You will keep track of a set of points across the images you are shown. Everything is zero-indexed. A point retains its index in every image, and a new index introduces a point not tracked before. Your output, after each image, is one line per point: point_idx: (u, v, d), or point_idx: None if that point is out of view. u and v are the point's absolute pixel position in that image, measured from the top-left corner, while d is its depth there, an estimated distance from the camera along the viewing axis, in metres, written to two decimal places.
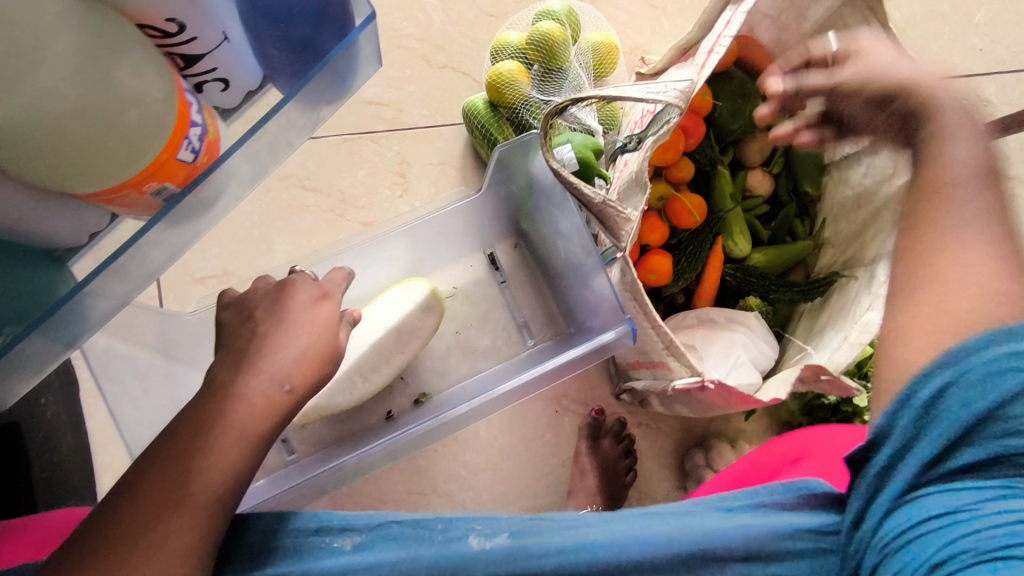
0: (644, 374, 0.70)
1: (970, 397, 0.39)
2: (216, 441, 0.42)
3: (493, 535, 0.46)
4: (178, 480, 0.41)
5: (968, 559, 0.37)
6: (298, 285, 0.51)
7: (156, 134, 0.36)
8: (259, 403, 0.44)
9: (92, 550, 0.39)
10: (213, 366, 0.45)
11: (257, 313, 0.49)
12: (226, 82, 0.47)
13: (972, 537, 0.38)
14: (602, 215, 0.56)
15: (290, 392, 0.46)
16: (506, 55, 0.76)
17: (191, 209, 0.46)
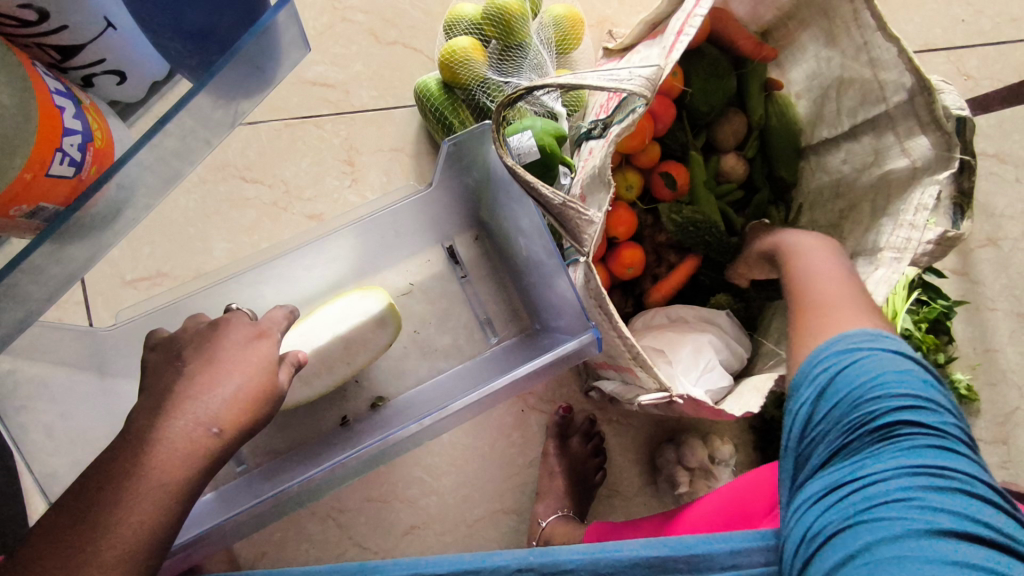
0: (613, 375, 0.67)
1: (820, 394, 0.46)
2: (127, 496, 0.36)
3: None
4: (81, 540, 0.35)
5: (851, 528, 0.40)
6: (232, 322, 0.45)
7: (15, 150, 0.30)
8: (183, 449, 0.38)
9: None
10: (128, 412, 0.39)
11: (184, 353, 0.42)
12: (121, 75, 0.41)
13: (866, 501, 0.41)
14: (562, 218, 0.51)
15: (219, 434, 0.39)
16: (460, 30, 0.70)
17: (87, 225, 0.40)
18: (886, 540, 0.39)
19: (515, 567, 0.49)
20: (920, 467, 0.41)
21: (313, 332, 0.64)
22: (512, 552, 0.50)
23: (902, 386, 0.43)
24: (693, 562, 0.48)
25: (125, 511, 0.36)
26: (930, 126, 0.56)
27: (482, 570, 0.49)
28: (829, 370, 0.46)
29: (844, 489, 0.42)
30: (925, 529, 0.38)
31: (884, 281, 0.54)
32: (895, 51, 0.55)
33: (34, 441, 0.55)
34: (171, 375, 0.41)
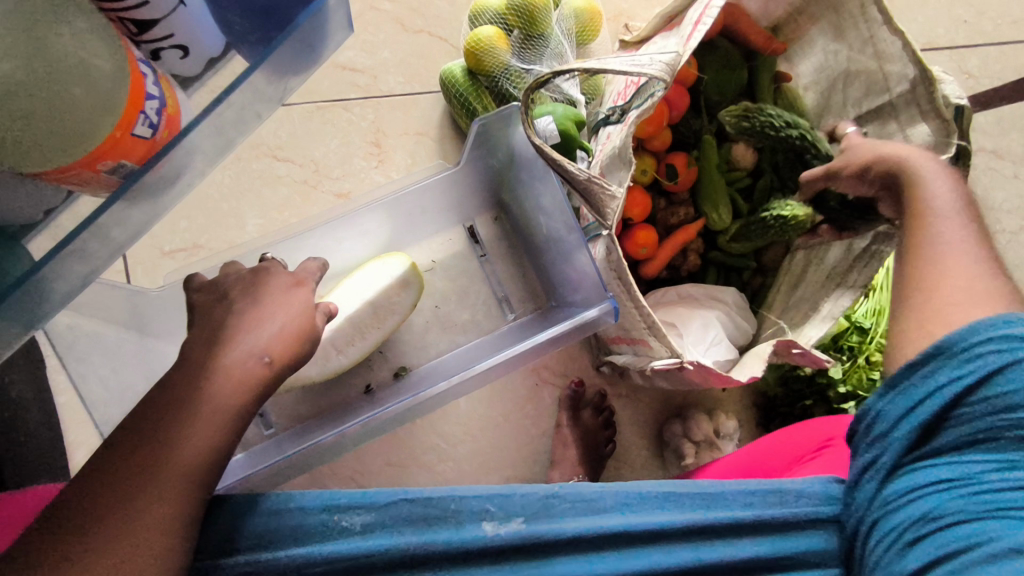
0: (626, 349, 0.70)
1: (992, 380, 0.45)
2: (186, 416, 0.40)
3: (505, 523, 0.52)
4: (149, 455, 0.39)
5: (979, 517, 0.45)
6: (272, 270, 0.48)
7: (108, 111, 0.34)
8: (238, 377, 0.41)
9: (62, 526, 0.37)
10: (186, 347, 0.43)
11: (230, 294, 0.45)
12: (184, 49, 0.43)
13: (998, 498, 0.45)
14: (586, 192, 0.54)
15: (269, 365, 0.43)
16: (484, 21, 0.73)
17: (152, 186, 0.44)
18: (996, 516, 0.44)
19: (541, 497, 0.53)
20: None
21: (343, 301, 0.69)
22: (537, 484, 0.54)
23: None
24: (703, 498, 0.54)
25: (186, 430, 0.40)
26: (931, 114, 0.59)
27: (511, 496, 0.53)
28: (1000, 361, 0.45)
29: (977, 478, 0.45)
30: None
31: None
32: (899, 43, 0.59)
33: (91, 389, 0.60)
34: (222, 313, 0.44)
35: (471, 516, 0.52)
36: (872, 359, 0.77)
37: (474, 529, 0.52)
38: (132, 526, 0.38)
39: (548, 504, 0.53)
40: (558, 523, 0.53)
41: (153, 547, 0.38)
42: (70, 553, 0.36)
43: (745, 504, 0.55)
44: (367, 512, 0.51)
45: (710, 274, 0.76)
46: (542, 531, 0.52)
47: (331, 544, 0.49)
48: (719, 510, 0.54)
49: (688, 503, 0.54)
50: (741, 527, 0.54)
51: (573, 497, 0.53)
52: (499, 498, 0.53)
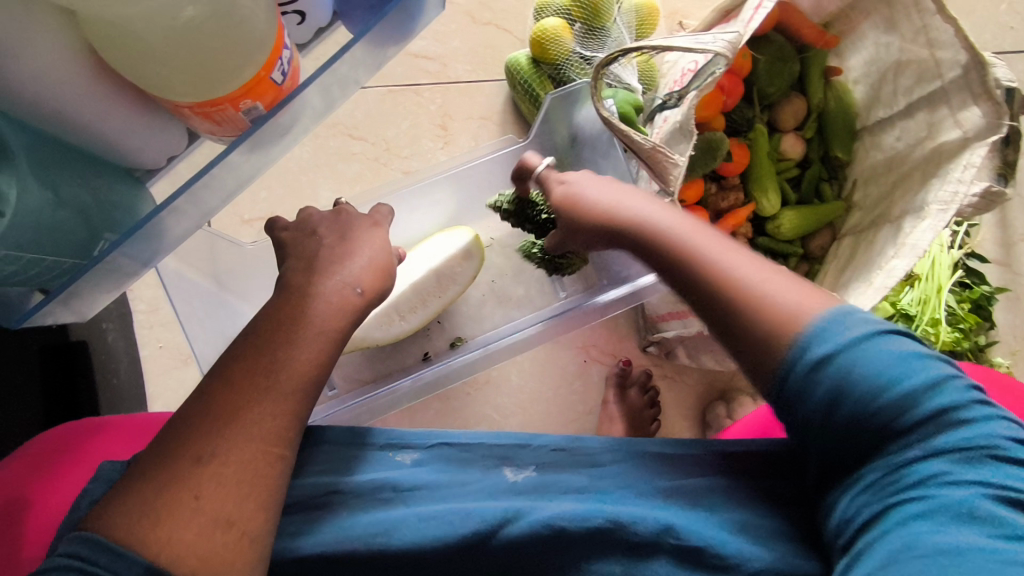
0: (676, 325, 0.74)
1: (851, 375, 0.42)
2: (297, 335, 0.43)
3: (523, 471, 0.56)
4: (267, 367, 0.42)
5: (933, 526, 0.39)
6: (352, 213, 0.53)
7: (260, 52, 0.39)
8: (336, 303, 0.46)
9: (189, 429, 0.39)
10: (286, 271, 0.47)
11: (319, 229, 0.50)
12: (302, 16, 0.50)
13: (940, 500, 0.39)
14: (652, 161, 0.58)
15: (361, 295, 0.47)
16: (551, 12, 0.78)
17: (270, 134, 0.49)
18: (934, 523, 0.39)
19: (552, 447, 0.57)
20: (981, 462, 0.40)
21: (409, 269, 0.74)
22: (550, 436, 0.58)
23: (918, 361, 0.42)
24: (697, 459, 0.54)
25: (296, 347, 0.43)
26: (983, 96, 0.61)
27: (530, 445, 0.57)
28: (836, 361, 0.42)
29: (927, 485, 0.40)
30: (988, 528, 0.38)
31: (931, 228, 0.60)
32: (952, 30, 0.61)
33: (195, 329, 0.65)
34: (314, 245, 0.49)
35: (496, 461, 0.57)
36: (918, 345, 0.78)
37: (496, 475, 0.56)
38: (253, 432, 0.40)
39: (560, 456, 0.57)
40: (565, 476, 0.55)
41: (269, 455, 0.40)
42: (200, 451, 0.38)
43: (738, 471, 0.53)
44: (416, 449, 0.57)
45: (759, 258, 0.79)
46: (549, 481, 0.55)
47: (381, 471, 0.55)
48: (709, 470, 0.53)
49: (670, 460, 0.55)
50: (737, 490, 0.51)
51: (577, 449, 0.57)
52: (517, 449, 0.57)
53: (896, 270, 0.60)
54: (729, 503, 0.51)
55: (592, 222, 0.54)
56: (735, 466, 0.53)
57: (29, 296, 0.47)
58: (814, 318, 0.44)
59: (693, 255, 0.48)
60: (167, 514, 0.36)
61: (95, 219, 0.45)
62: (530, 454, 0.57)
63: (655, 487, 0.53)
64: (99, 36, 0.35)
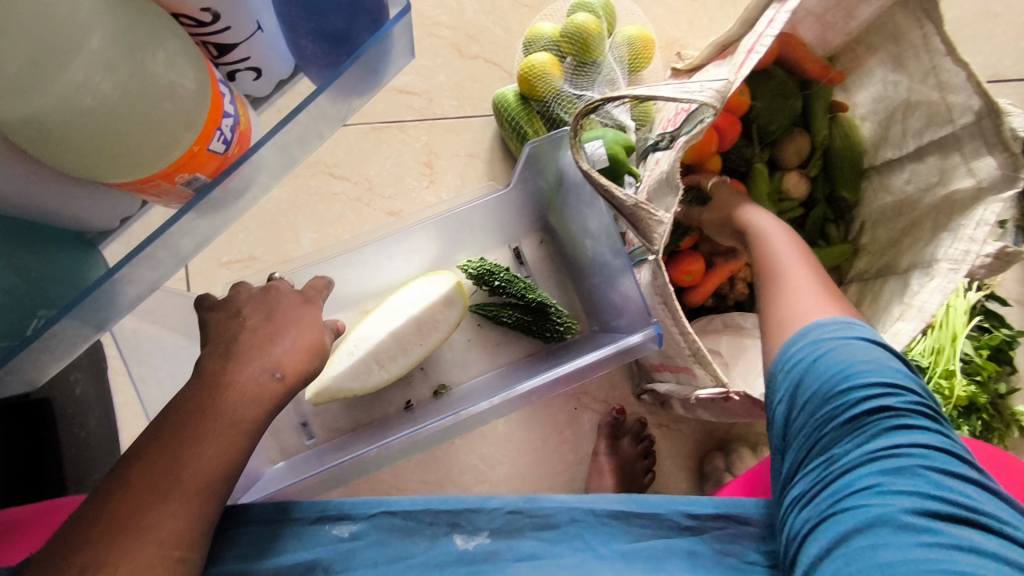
0: (669, 377, 0.70)
1: (799, 390, 0.46)
2: (203, 430, 0.40)
3: (474, 536, 0.56)
4: (167, 467, 0.39)
5: (825, 530, 0.43)
6: (282, 290, 0.49)
7: (188, 125, 0.36)
8: (250, 392, 0.41)
9: (79, 536, 0.37)
10: (200, 357, 0.43)
11: (244, 310, 0.46)
12: (258, 71, 0.47)
13: (836, 495, 0.43)
14: (634, 218, 0.54)
15: (281, 380, 0.43)
16: (539, 47, 0.75)
17: (223, 198, 0.46)
18: (858, 531, 0.41)
19: (507, 509, 0.57)
20: (881, 453, 0.43)
21: (388, 317, 0.72)
22: (504, 497, 0.57)
23: (886, 365, 0.45)
24: (657, 520, 0.56)
25: (208, 445, 0.40)
26: (997, 147, 0.57)
27: (480, 509, 0.57)
28: (809, 366, 0.46)
29: (825, 486, 0.44)
30: (879, 512, 0.41)
31: (940, 290, 0.55)
32: (964, 74, 0.57)
33: (150, 392, 0.59)
34: (235, 328, 0.44)
35: (444, 527, 0.56)
36: None
37: (446, 543, 0.55)
38: (145, 536, 0.37)
39: (511, 520, 0.57)
40: (519, 541, 0.56)
41: (166, 558, 0.38)
42: (87, 561, 0.36)
43: (700, 535, 0.55)
44: (355, 520, 0.56)
45: (758, 304, 0.75)
46: (503, 547, 0.55)
47: (311, 549, 0.54)
48: (669, 533, 0.55)
49: (627, 517, 0.56)
50: (699, 557, 0.54)
51: (534, 512, 0.57)
52: (470, 513, 0.57)
53: (902, 333, 0.55)
54: (695, 567, 0.53)
55: None
56: (698, 532, 0.55)
57: None
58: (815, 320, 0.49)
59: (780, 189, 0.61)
60: None
61: (27, 298, 0.43)
62: (479, 515, 0.57)
63: (615, 551, 0.55)
64: (17, 139, 0.32)
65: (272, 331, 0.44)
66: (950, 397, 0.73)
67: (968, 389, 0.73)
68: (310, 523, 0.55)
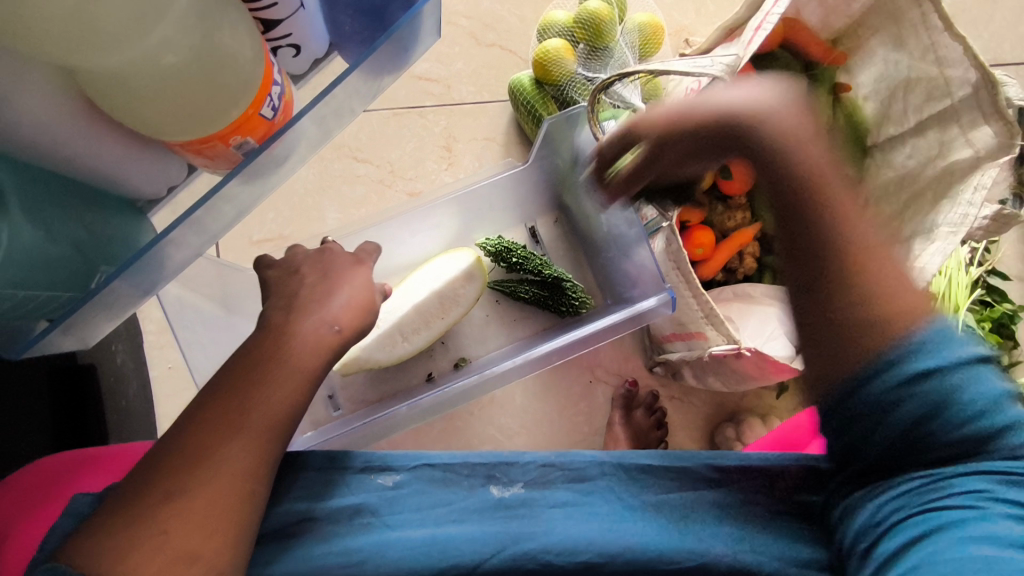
0: (680, 346, 0.73)
1: (922, 396, 0.47)
2: (271, 373, 0.43)
3: (510, 487, 0.59)
4: (237, 405, 0.42)
5: (921, 533, 0.47)
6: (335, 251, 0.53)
7: (245, 91, 0.40)
8: (314, 342, 0.45)
9: (163, 468, 0.40)
10: (267, 310, 0.46)
11: (302, 268, 0.49)
12: (297, 49, 0.50)
13: (940, 509, 0.47)
14: (648, 187, 0.57)
15: (339, 333, 0.47)
16: (553, 33, 0.79)
17: (266, 164, 0.49)
18: (947, 530, 0.46)
19: (541, 464, 0.60)
20: (1002, 468, 0.46)
21: (411, 292, 0.75)
22: (538, 451, 0.61)
23: (985, 374, 0.48)
24: (684, 474, 0.59)
25: (272, 383, 0.43)
26: (993, 116, 0.60)
27: (515, 464, 0.60)
28: (930, 374, 0.47)
29: (935, 497, 0.47)
30: (977, 526, 0.45)
31: (940, 253, 0.59)
32: (960, 49, 0.60)
33: (191, 357, 0.63)
34: (295, 285, 0.48)
35: (481, 479, 0.59)
36: None
37: (483, 492, 0.58)
38: (221, 467, 0.41)
39: (545, 472, 0.60)
40: (553, 491, 0.59)
41: (237, 488, 0.41)
42: (172, 486, 0.40)
43: (724, 486, 0.59)
44: (398, 471, 0.58)
45: (766, 276, 0.77)
46: (538, 497, 0.58)
47: (357, 494, 0.57)
48: (694, 486, 0.59)
49: (655, 471, 0.59)
50: (724, 504, 0.57)
51: (567, 465, 0.60)
52: (505, 466, 0.60)
53: None
54: (722, 516, 0.57)
55: (687, 123, 0.46)
56: (722, 483, 0.59)
57: (33, 326, 0.46)
58: (936, 329, 0.47)
59: (827, 188, 0.44)
60: (130, 549, 0.38)
61: (93, 254, 0.46)
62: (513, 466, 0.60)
63: (643, 502, 0.58)
64: (95, 93, 0.36)
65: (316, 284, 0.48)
66: None
67: None
68: (358, 472, 0.58)
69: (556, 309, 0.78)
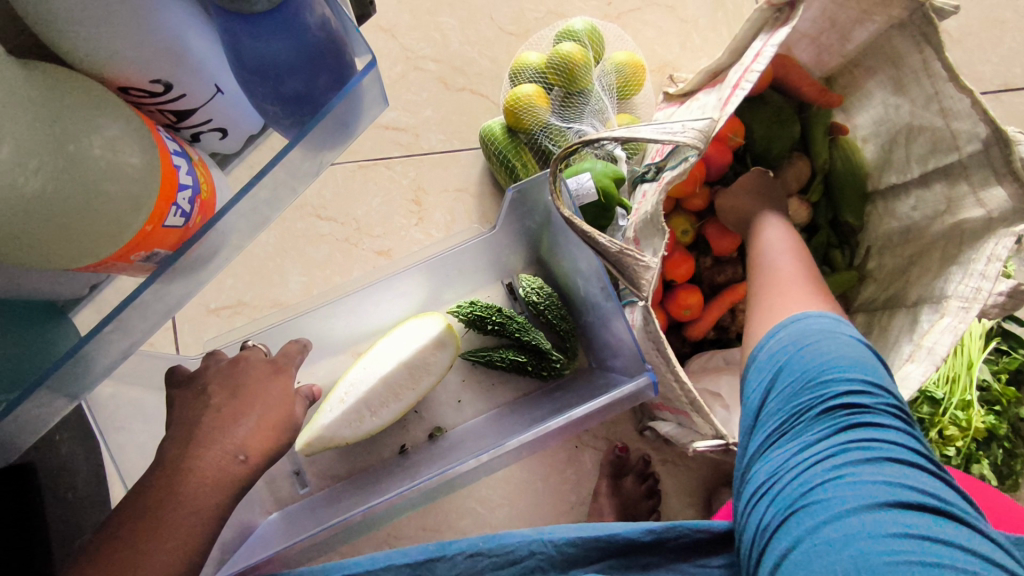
0: (670, 417, 0.67)
1: (788, 370, 0.47)
2: (162, 515, 0.39)
3: None
4: (125, 559, 0.38)
5: (787, 515, 0.42)
6: (252, 359, 0.48)
7: (137, 206, 0.34)
8: (214, 478, 0.41)
9: None
10: (165, 442, 0.42)
11: (216, 381, 0.45)
12: (224, 131, 0.45)
13: (800, 480, 0.43)
14: (619, 265, 0.52)
15: (246, 462, 0.43)
16: (525, 78, 0.73)
17: (189, 266, 0.44)
18: (819, 521, 0.40)
19: (468, 553, 0.55)
20: (835, 444, 0.43)
21: (377, 363, 0.69)
22: (466, 539, 0.56)
23: (853, 358, 0.46)
24: (613, 546, 0.55)
25: (163, 530, 0.39)
26: (1006, 176, 0.54)
27: (442, 558, 0.55)
28: (792, 348, 0.48)
29: (802, 471, 0.43)
30: (844, 503, 0.40)
31: (950, 330, 0.53)
32: (968, 101, 0.54)
33: (132, 453, 0.58)
34: (206, 408, 0.44)
35: None
36: (948, 432, 0.69)
37: None
38: None
39: (474, 562, 0.55)
40: None
41: None
42: None
43: (656, 550, 0.55)
44: None
45: None
46: None
47: None
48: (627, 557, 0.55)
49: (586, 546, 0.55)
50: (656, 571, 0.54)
51: (495, 551, 0.55)
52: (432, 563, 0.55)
53: (911, 376, 0.52)
54: None
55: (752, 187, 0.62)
56: (656, 546, 0.55)
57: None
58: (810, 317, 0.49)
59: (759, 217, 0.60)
60: None
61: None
62: (446, 562, 0.55)
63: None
64: None
65: (236, 409, 0.44)
66: (969, 429, 0.69)
67: (987, 420, 0.69)
68: None
69: (537, 376, 0.72)
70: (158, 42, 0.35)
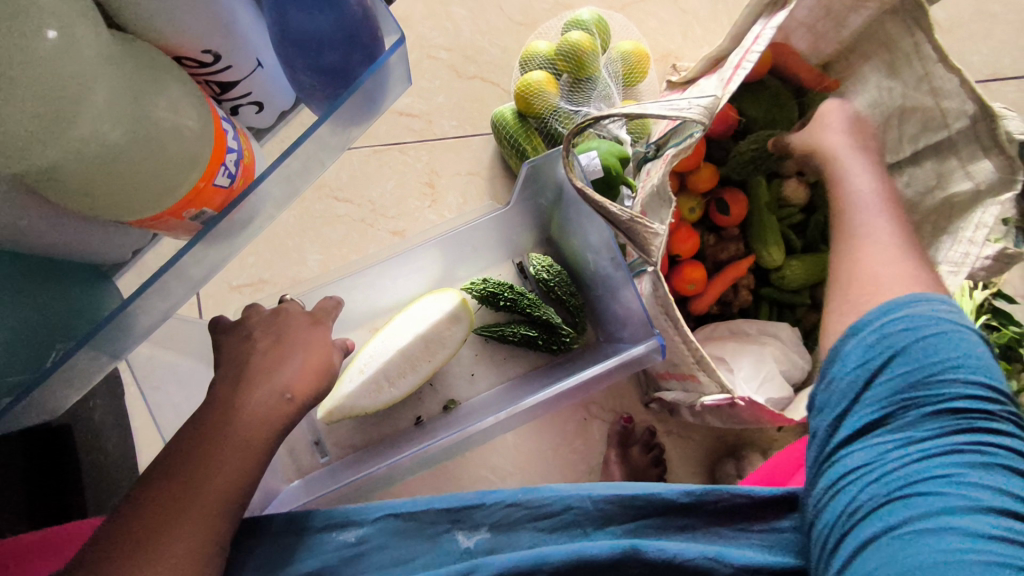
0: (675, 385, 0.71)
1: (897, 361, 0.48)
2: (218, 447, 0.43)
3: (475, 533, 0.57)
4: (184, 489, 0.41)
5: (885, 502, 0.45)
6: (291, 312, 0.51)
7: (194, 163, 0.38)
8: (261, 416, 0.44)
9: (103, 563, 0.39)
10: (213, 385, 0.46)
11: (255, 333, 0.49)
12: (261, 105, 0.48)
13: (903, 472, 0.45)
14: (630, 232, 0.55)
15: (291, 401, 0.46)
16: (534, 65, 0.76)
17: (229, 228, 0.47)
18: (923, 513, 0.43)
19: (506, 503, 0.57)
20: (944, 443, 0.45)
21: (394, 336, 0.72)
22: (504, 491, 0.58)
23: (971, 359, 0.48)
24: (646, 507, 0.57)
25: (216, 463, 0.42)
26: (994, 150, 0.58)
27: (480, 505, 0.57)
28: (903, 340, 0.49)
29: (902, 461, 0.46)
30: (953, 500, 0.43)
31: None
32: (957, 81, 0.58)
33: (165, 416, 0.61)
34: (245, 359, 0.47)
35: (443, 527, 0.57)
36: None
37: (447, 541, 0.57)
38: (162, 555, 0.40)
39: (511, 513, 0.57)
40: (519, 535, 0.57)
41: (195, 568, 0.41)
42: None
43: (693, 512, 0.57)
44: (360, 525, 0.57)
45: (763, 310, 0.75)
46: (502, 542, 0.57)
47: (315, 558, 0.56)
48: (665, 518, 0.57)
49: (618, 507, 0.57)
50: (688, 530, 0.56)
51: (531, 503, 0.58)
52: (465, 510, 0.57)
53: None
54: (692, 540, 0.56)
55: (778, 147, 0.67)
56: (692, 508, 0.57)
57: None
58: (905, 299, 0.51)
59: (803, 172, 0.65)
60: None
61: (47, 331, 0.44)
62: (484, 511, 0.57)
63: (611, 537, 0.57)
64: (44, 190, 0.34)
65: (273, 360, 0.47)
66: None
67: None
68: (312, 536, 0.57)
69: (547, 349, 0.75)
70: (211, 16, 0.38)
